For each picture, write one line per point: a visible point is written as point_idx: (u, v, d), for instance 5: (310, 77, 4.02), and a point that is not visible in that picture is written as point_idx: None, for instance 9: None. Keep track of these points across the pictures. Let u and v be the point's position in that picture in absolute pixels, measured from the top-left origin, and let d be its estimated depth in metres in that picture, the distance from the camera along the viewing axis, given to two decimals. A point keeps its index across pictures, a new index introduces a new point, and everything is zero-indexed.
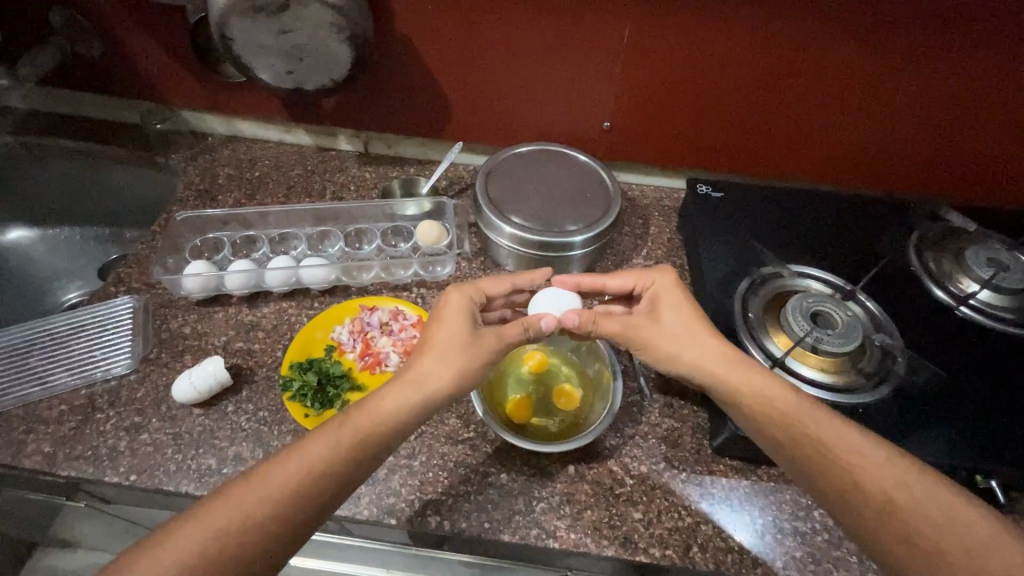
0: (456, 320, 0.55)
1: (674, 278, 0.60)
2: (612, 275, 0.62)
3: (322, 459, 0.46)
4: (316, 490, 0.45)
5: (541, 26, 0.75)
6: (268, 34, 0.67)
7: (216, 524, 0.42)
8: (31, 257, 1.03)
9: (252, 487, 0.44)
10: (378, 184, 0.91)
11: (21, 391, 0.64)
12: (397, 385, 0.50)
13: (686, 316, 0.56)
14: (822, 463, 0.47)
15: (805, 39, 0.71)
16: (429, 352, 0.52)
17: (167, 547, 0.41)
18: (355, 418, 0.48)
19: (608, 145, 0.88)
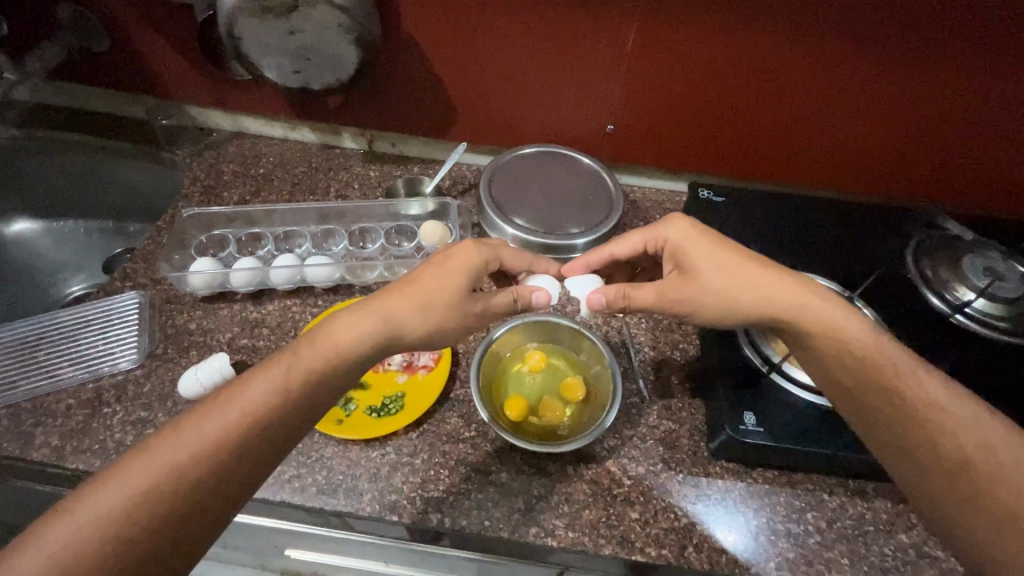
0: (454, 270, 0.53)
1: (689, 224, 0.57)
2: (620, 242, 0.62)
3: (262, 405, 0.44)
4: (258, 435, 0.44)
5: (548, 22, 0.74)
6: (275, 34, 0.67)
7: (145, 477, 0.40)
8: (37, 249, 1.04)
9: (189, 433, 0.42)
10: (383, 182, 0.92)
11: (29, 384, 0.65)
12: (356, 326, 0.49)
13: (727, 262, 0.54)
14: (886, 413, 0.48)
15: (815, 36, 0.71)
16: (400, 298, 0.51)
17: (93, 499, 0.39)
18: (306, 362, 0.47)
19: (611, 148, 0.89)
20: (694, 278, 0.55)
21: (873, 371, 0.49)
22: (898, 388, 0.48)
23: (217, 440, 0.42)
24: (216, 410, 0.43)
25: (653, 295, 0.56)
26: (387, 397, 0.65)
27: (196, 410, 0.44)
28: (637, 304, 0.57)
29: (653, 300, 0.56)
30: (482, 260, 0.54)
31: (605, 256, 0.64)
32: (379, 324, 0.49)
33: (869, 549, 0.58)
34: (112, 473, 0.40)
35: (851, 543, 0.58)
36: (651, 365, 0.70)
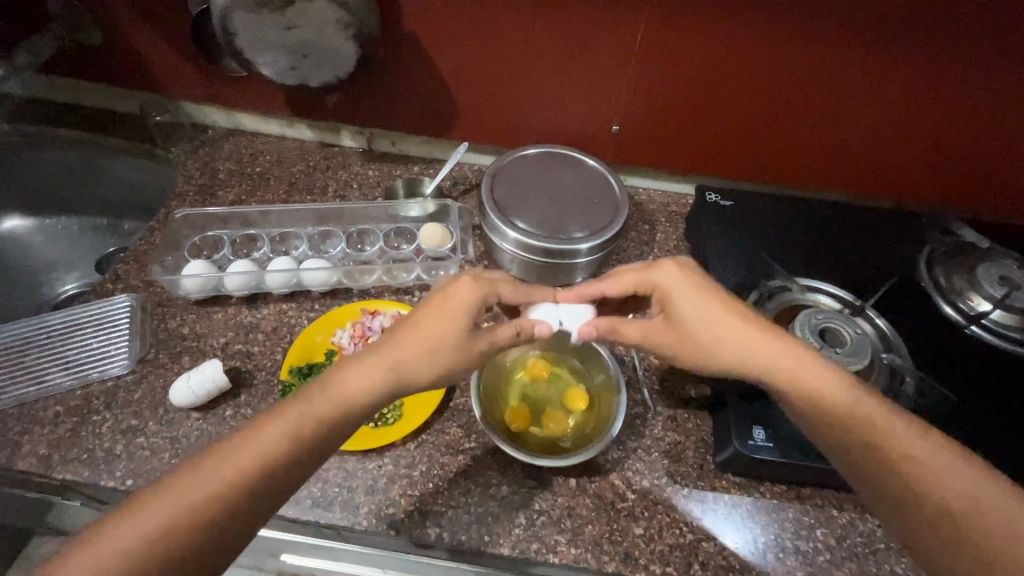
0: (455, 310, 0.51)
1: (677, 271, 0.55)
2: (609, 282, 0.58)
3: (265, 454, 0.43)
4: (268, 478, 0.43)
5: (555, 18, 0.72)
6: (271, 29, 0.65)
7: (153, 520, 0.40)
8: (30, 246, 1.02)
9: (197, 475, 0.42)
10: (382, 182, 0.90)
11: (16, 390, 0.63)
12: (358, 371, 0.48)
13: (713, 316, 0.52)
14: (892, 477, 0.46)
15: (830, 35, 0.68)
16: (407, 340, 0.49)
17: (105, 541, 0.39)
18: (316, 403, 0.46)
19: (616, 149, 0.87)
20: (678, 327, 0.53)
21: (849, 423, 0.48)
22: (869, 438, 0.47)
23: (218, 487, 0.42)
24: (216, 458, 0.43)
25: (638, 333, 0.55)
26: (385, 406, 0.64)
27: (204, 451, 0.44)
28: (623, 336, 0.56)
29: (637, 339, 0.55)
30: (482, 299, 0.52)
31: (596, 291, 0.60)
32: (385, 369, 0.48)
33: (880, 568, 0.56)
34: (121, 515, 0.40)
35: (860, 561, 0.57)
36: (656, 373, 0.68)
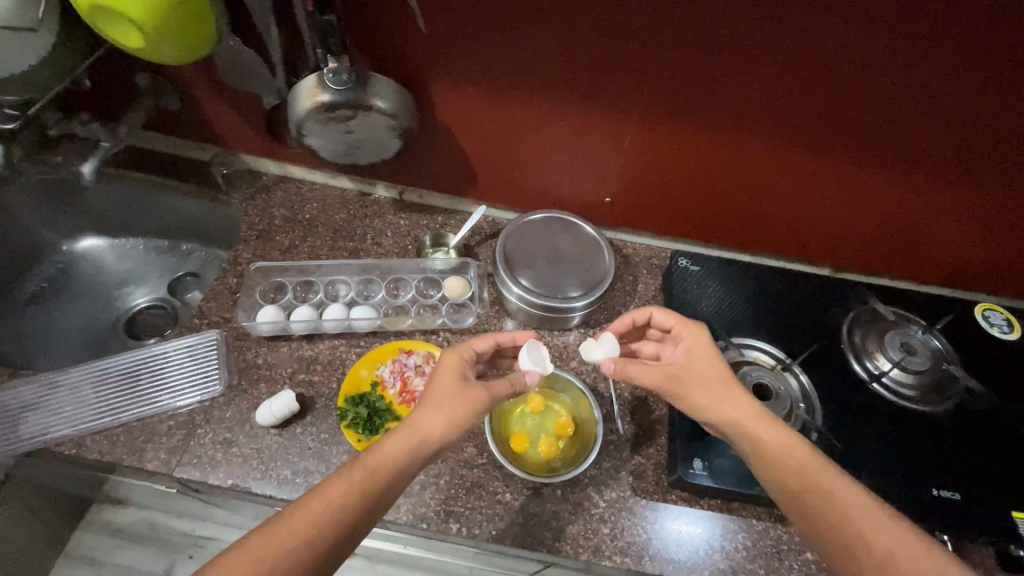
0: (445, 377, 0.70)
1: (706, 333, 0.76)
2: (660, 309, 0.80)
3: (335, 505, 0.58)
4: (336, 520, 0.57)
5: (578, 117, 0.86)
6: (334, 132, 0.81)
7: (261, 553, 0.54)
8: (105, 262, 1.26)
9: (289, 522, 0.57)
10: (411, 232, 1.07)
11: (136, 408, 0.82)
12: (392, 440, 0.63)
13: (712, 373, 0.71)
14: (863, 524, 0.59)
15: (790, 145, 0.84)
16: (425, 404, 0.67)
17: (228, 564, 0.54)
18: (365, 458, 0.62)
19: (610, 213, 1.04)
20: (695, 366, 0.72)
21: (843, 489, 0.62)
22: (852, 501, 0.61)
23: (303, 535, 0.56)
24: (304, 506, 0.58)
25: (660, 374, 0.72)
26: None
27: (298, 503, 0.59)
28: (631, 375, 0.73)
29: (659, 381, 0.72)
30: (458, 359, 0.72)
31: (627, 321, 0.83)
32: (408, 432, 0.64)
33: (781, 563, 0.77)
34: (243, 547, 0.55)
35: (767, 558, 0.77)
36: (628, 408, 0.87)
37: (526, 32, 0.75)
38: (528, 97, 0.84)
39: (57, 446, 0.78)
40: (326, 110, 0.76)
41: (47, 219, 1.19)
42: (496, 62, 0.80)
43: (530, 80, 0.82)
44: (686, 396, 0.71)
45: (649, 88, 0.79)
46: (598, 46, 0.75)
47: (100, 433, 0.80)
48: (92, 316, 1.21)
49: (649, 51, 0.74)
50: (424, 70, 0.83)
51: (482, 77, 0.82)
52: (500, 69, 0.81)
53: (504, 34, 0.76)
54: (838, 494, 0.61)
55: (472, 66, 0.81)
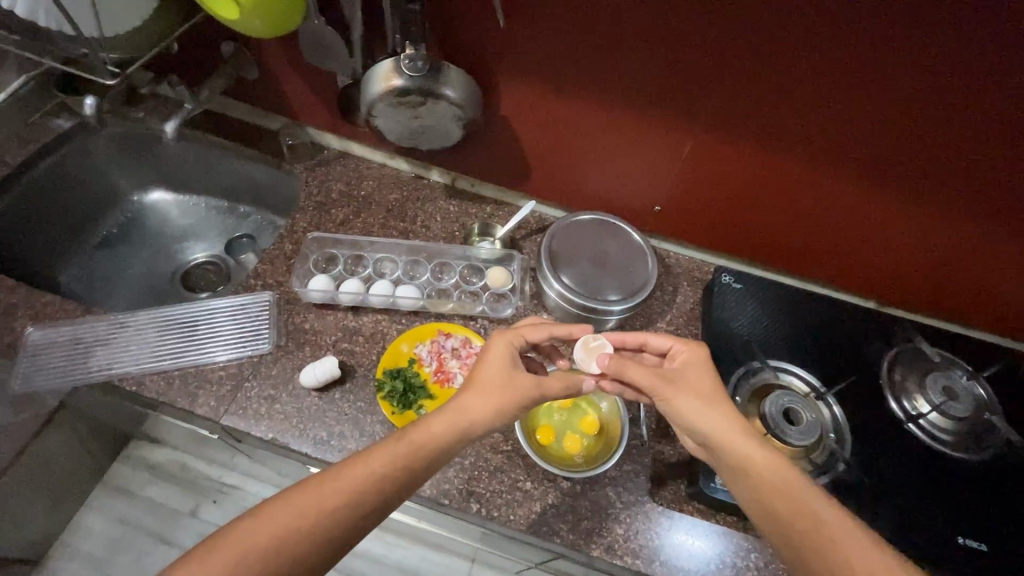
0: (497, 361, 0.73)
1: (706, 352, 0.76)
2: (656, 334, 0.80)
3: (381, 474, 0.61)
4: (379, 489, 0.61)
5: (636, 124, 0.87)
6: (402, 116, 0.84)
7: (307, 508, 0.58)
8: (168, 216, 1.33)
9: (334, 482, 0.60)
10: (460, 219, 1.10)
11: (192, 357, 0.87)
12: (439, 418, 0.67)
13: (709, 383, 0.72)
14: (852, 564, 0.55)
15: (844, 173, 0.83)
16: (475, 388, 0.70)
17: (274, 513, 0.57)
18: (413, 434, 0.65)
19: (657, 222, 1.05)
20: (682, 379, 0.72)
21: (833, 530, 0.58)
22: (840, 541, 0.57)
23: (343, 500, 0.59)
24: (348, 470, 0.61)
25: (647, 378, 0.72)
26: None
27: (345, 463, 0.62)
28: (629, 376, 0.73)
29: (646, 383, 0.72)
30: (511, 344, 0.75)
31: (641, 339, 0.81)
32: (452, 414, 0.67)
33: None
34: (290, 500, 0.58)
35: None
36: (655, 416, 0.89)
37: (595, 36, 0.76)
38: (591, 100, 0.86)
39: (119, 381, 0.85)
40: (397, 95, 0.79)
41: (123, 170, 1.27)
42: (562, 61, 0.81)
43: (595, 84, 0.83)
44: (670, 400, 0.70)
45: (711, 103, 0.80)
46: (665, 56, 0.75)
47: (158, 375, 0.86)
48: (152, 265, 1.28)
49: (716, 65, 0.74)
50: (492, 62, 0.85)
51: (547, 73, 0.84)
52: (564, 68, 0.82)
53: (573, 35, 0.77)
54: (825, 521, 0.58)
55: (537, 64, 0.83)
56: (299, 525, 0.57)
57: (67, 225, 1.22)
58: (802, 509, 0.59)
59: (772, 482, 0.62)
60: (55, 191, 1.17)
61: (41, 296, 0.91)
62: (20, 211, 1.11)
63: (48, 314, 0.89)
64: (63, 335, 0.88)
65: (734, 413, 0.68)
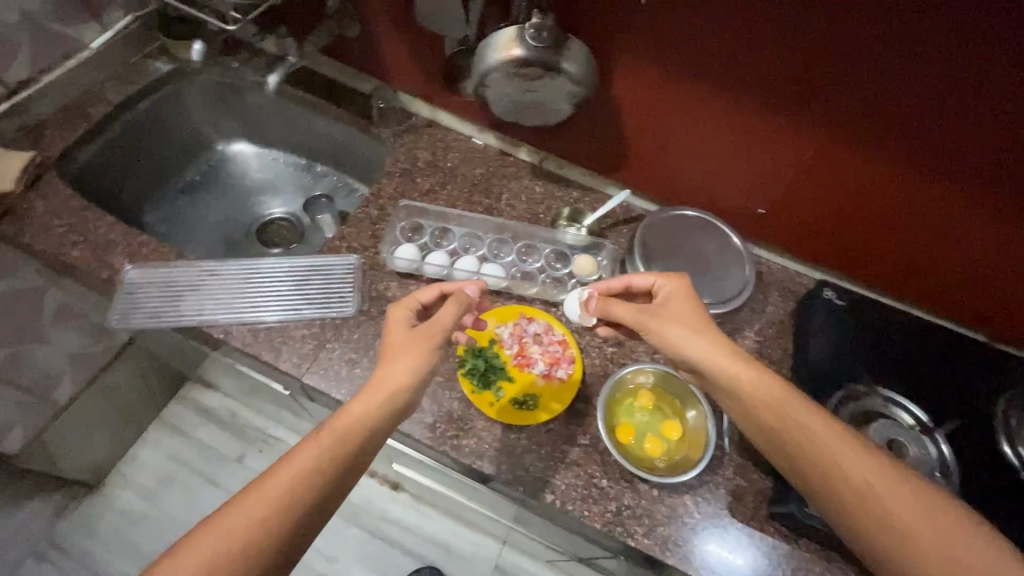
0: (392, 327, 0.73)
1: (688, 286, 0.77)
2: (639, 275, 0.79)
3: (306, 468, 0.60)
4: (310, 484, 0.60)
5: (745, 117, 0.82)
6: (516, 88, 0.80)
7: (240, 520, 0.57)
8: (246, 167, 1.33)
9: (260, 489, 0.59)
10: (546, 202, 1.06)
11: (278, 313, 0.87)
12: (366, 397, 0.67)
13: (686, 310, 0.74)
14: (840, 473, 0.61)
15: (985, 201, 0.75)
16: (385, 360, 0.70)
17: (210, 530, 0.57)
18: (335, 422, 0.64)
19: (756, 225, 0.99)
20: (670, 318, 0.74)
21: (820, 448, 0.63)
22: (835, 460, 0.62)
23: (262, 514, 0.58)
24: (273, 475, 0.60)
25: (630, 314, 0.75)
26: (527, 394, 0.84)
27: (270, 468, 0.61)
28: (615, 315, 0.76)
29: (630, 317, 0.75)
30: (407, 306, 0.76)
31: (624, 284, 0.81)
32: (379, 391, 0.67)
33: None
34: (219, 516, 0.58)
35: None
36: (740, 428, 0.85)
37: (722, 16, 0.71)
38: (702, 87, 0.81)
39: (207, 328, 0.85)
40: (517, 65, 0.75)
41: (211, 118, 1.28)
42: (681, 42, 0.77)
43: (710, 69, 0.78)
44: (656, 333, 0.73)
45: (847, 105, 0.74)
46: (791, 45, 0.70)
47: (244, 326, 0.86)
48: (229, 215, 1.29)
49: (847, 59, 0.69)
50: (616, 39, 0.81)
51: (664, 55, 0.80)
52: (690, 51, 0.77)
53: (698, 15, 0.72)
54: (841, 457, 0.62)
55: (656, 42, 0.79)
56: (238, 537, 0.56)
57: (156, 167, 1.23)
58: (818, 447, 0.63)
59: (781, 418, 0.65)
60: (149, 133, 1.18)
61: (138, 236, 0.93)
62: (116, 150, 1.13)
63: (144, 255, 0.91)
64: (159, 276, 0.89)
65: (712, 336, 0.71)
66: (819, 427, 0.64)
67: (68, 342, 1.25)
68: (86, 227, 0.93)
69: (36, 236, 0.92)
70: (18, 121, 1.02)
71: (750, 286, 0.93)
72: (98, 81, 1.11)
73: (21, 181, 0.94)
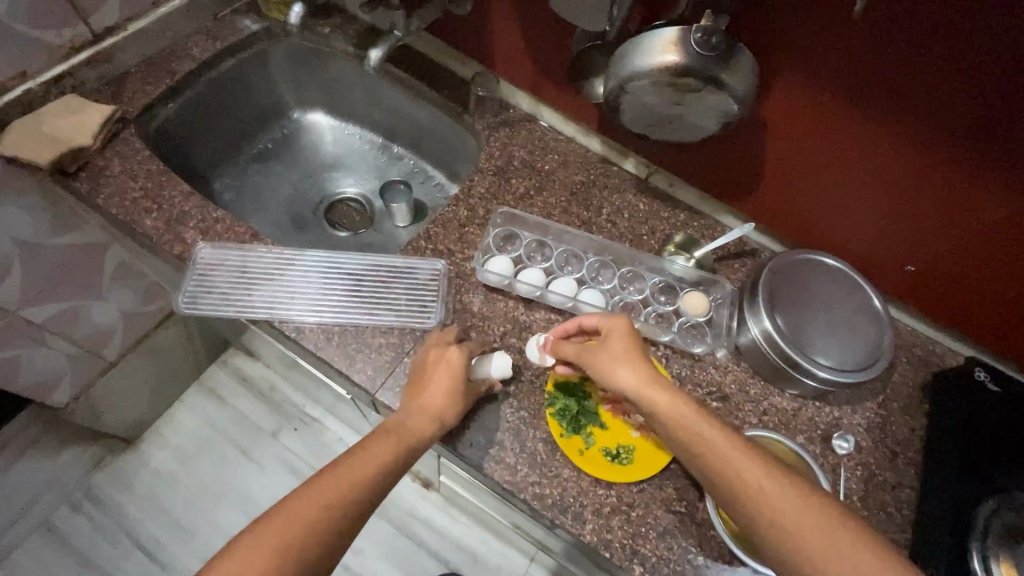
0: (453, 368, 0.73)
1: (630, 323, 0.73)
2: (588, 314, 0.75)
3: (360, 483, 0.60)
4: (361, 500, 0.60)
5: (916, 160, 0.70)
6: (661, 100, 0.68)
7: (298, 527, 0.55)
8: (319, 139, 1.24)
9: (311, 499, 0.57)
10: (651, 223, 0.94)
11: (354, 316, 0.80)
12: (416, 422, 0.68)
13: (624, 347, 0.70)
14: (761, 519, 0.57)
15: None
16: (438, 394, 0.70)
17: (263, 531, 0.55)
18: (390, 440, 0.65)
19: (894, 282, 0.86)
20: (616, 361, 0.69)
21: (749, 492, 0.59)
22: (756, 498, 0.58)
23: (317, 524, 0.56)
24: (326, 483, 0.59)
25: (575, 351, 0.73)
26: (620, 446, 0.75)
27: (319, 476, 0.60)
28: (561, 352, 0.73)
29: (574, 355, 0.73)
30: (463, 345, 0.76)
31: (575, 324, 0.76)
32: (429, 420, 0.68)
33: None
34: (274, 522, 0.55)
35: None
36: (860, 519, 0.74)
37: (925, 38, 0.61)
38: (873, 119, 0.70)
39: (280, 324, 0.79)
40: (672, 74, 0.64)
41: (292, 85, 1.19)
42: (862, 64, 0.66)
43: (873, 96, 0.68)
44: (599, 374, 0.70)
45: None
46: (1007, 80, 0.59)
47: (319, 327, 0.79)
48: (294, 189, 1.19)
49: None
50: (783, 52, 0.70)
51: (837, 77, 0.69)
52: (857, 70, 0.67)
53: (894, 33, 0.62)
54: (765, 481, 0.59)
55: (831, 62, 0.68)
56: (288, 544, 0.54)
57: (231, 131, 1.16)
58: (732, 470, 0.60)
59: (701, 449, 0.62)
60: (228, 95, 1.11)
61: (214, 211, 0.87)
62: (194, 111, 1.07)
63: (219, 233, 0.85)
64: (233, 258, 0.84)
65: (643, 370, 0.68)
66: (739, 451, 0.61)
67: (123, 300, 1.21)
68: (161, 195, 0.89)
69: (108, 198, 0.89)
70: (100, 70, 0.97)
71: (877, 371, 0.77)
72: (184, 34, 1.05)
73: (99, 137, 0.91)
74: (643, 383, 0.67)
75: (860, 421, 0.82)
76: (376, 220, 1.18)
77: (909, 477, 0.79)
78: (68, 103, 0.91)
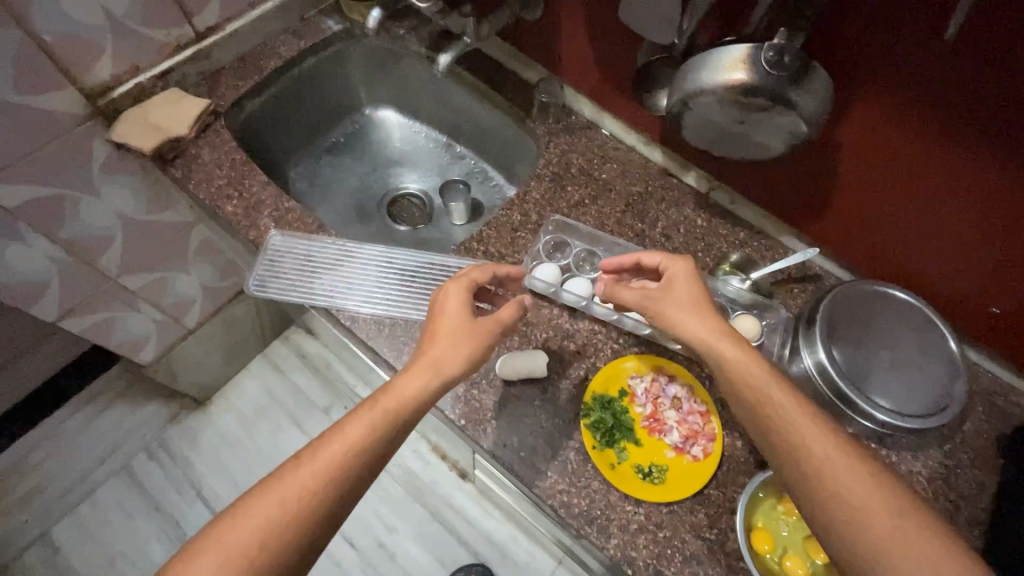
0: (453, 312, 0.70)
1: (694, 267, 0.71)
2: (649, 252, 0.76)
3: (355, 446, 0.60)
4: (352, 470, 0.59)
5: (999, 188, 0.65)
6: (725, 117, 0.67)
7: (290, 496, 0.56)
8: (388, 135, 1.29)
9: (305, 465, 0.58)
10: (708, 239, 0.92)
11: (404, 311, 0.84)
12: (411, 372, 0.65)
13: (691, 297, 0.68)
14: (832, 510, 0.54)
15: None
16: (441, 339, 0.67)
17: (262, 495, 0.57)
18: (382, 402, 0.62)
19: (971, 320, 0.79)
20: (683, 310, 0.67)
21: (821, 482, 0.55)
22: (827, 484, 0.54)
23: (314, 495, 0.57)
24: (323, 451, 0.59)
25: (637, 296, 0.71)
26: (653, 465, 0.74)
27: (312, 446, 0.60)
28: (622, 298, 0.73)
29: (636, 299, 0.71)
30: (466, 288, 0.73)
31: (634, 259, 0.77)
32: (427, 364, 0.66)
33: None
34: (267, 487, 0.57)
35: None
36: None
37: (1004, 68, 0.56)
38: (958, 146, 0.64)
39: (335, 311, 0.84)
40: (739, 93, 0.62)
41: (367, 83, 1.25)
42: (953, 85, 0.60)
43: (949, 120, 0.63)
44: (664, 318, 0.68)
45: None
46: None
47: (371, 317, 0.84)
48: (360, 183, 1.26)
49: None
50: (862, 72, 0.66)
51: (914, 102, 0.64)
52: (929, 94, 0.63)
53: (973, 61, 0.58)
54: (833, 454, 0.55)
55: (914, 83, 0.63)
56: (282, 509, 0.56)
57: (308, 124, 1.23)
58: (801, 441, 0.57)
59: (762, 410, 0.60)
60: (308, 90, 1.18)
61: (286, 201, 0.94)
62: (275, 105, 1.15)
63: (289, 222, 0.92)
64: (299, 246, 0.90)
65: (709, 322, 0.65)
66: (804, 416, 0.58)
67: (203, 273, 1.32)
68: (242, 182, 0.97)
69: (197, 183, 0.98)
70: (199, 66, 1.06)
71: (941, 423, 0.71)
72: (273, 34, 1.13)
73: (194, 127, 1.00)
74: (713, 331, 0.64)
75: (920, 470, 0.77)
76: (434, 217, 1.22)
77: (972, 536, 0.73)
78: (172, 95, 1.01)
